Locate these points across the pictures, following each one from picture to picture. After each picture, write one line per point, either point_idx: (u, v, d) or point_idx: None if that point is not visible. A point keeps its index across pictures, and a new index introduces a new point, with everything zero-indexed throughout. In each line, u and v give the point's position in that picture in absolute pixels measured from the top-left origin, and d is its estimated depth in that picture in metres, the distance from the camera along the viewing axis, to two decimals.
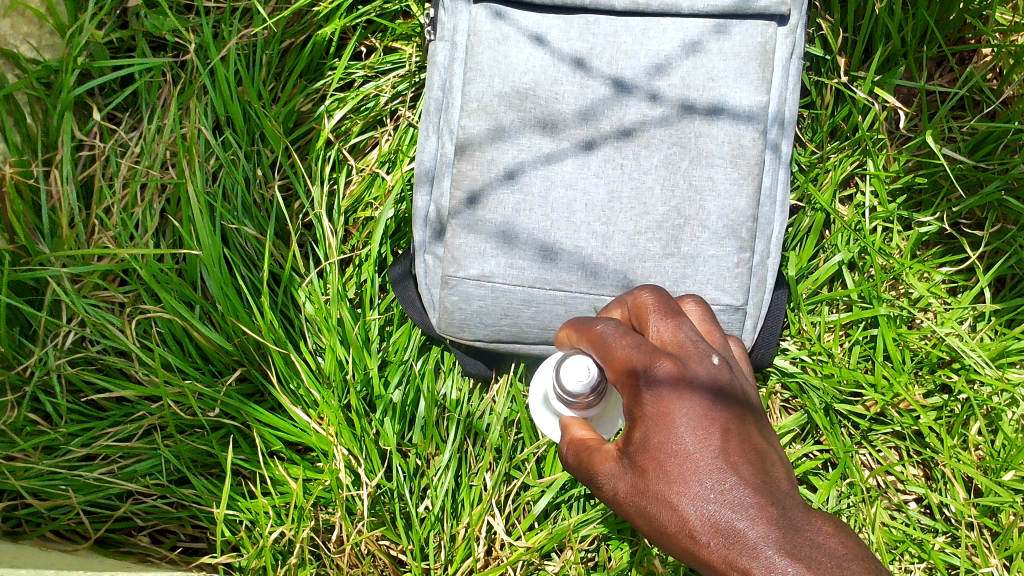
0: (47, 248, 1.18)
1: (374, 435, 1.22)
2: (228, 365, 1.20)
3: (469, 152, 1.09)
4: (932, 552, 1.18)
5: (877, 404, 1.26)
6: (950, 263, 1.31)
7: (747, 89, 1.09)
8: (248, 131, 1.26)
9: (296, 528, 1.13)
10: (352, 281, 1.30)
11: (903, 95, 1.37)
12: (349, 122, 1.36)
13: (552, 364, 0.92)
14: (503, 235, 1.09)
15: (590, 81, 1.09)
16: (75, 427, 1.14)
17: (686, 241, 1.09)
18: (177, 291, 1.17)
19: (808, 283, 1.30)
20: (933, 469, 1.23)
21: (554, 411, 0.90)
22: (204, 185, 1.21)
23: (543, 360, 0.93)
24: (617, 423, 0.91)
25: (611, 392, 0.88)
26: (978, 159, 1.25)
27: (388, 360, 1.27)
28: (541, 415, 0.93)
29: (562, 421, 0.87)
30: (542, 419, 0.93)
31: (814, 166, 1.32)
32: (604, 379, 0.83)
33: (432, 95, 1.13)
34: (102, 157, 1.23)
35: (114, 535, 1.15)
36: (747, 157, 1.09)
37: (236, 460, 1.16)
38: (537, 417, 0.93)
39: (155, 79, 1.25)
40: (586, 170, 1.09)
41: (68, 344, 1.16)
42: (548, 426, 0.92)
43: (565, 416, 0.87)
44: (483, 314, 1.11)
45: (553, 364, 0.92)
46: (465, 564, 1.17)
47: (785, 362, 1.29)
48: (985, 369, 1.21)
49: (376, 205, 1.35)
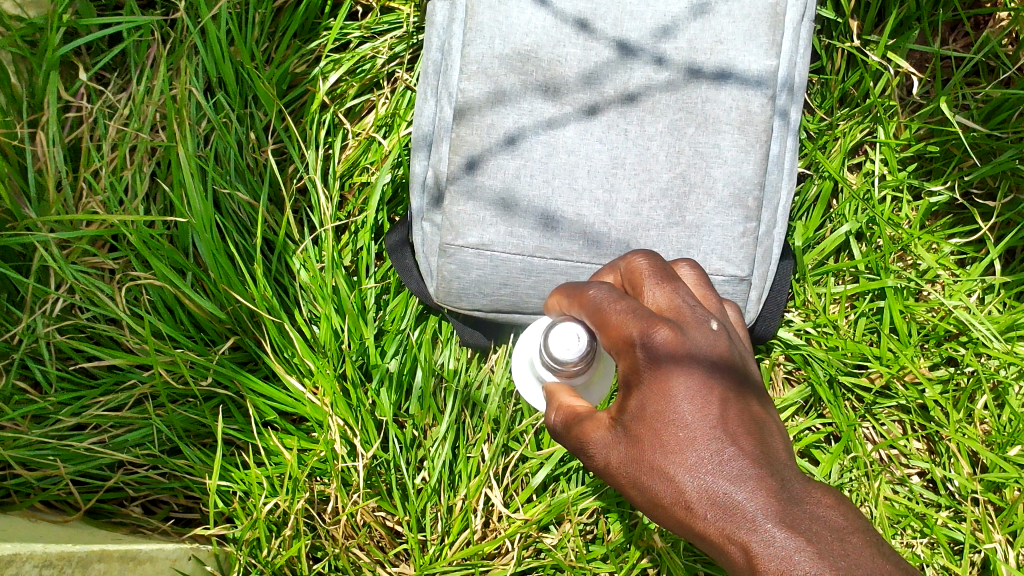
0: (33, 212, 1.14)
1: (370, 405, 1.20)
2: (221, 334, 1.18)
3: (468, 116, 1.05)
4: (935, 527, 1.16)
5: (883, 377, 1.23)
6: (961, 234, 1.28)
7: (756, 52, 1.05)
8: (241, 93, 1.23)
9: (290, 500, 1.12)
10: (348, 248, 1.27)
11: (915, 60, 1.33)
12: (345, 84, 1.32)
13: (539, 330, 0.89)
14: (503, 202, 1.06)
15: (593, 43, 1.05)
16: (65, 397, 1.11)
17: (691, 210, 1.06)
18: (168, 257, 1.14)
19: (815, 253, 1.28)
20: (937, 444, 1.22)
21: (539, 377, 0.88)
22: (195, 149, 1.18)
23: (531, 326, 0.91)
24: (605, 390, 0.88)
25: (601, 359, 0.85)
26: (991, 128, 1.21)
27: (385, 330, 1.25)
28: (526, 386, 0.90)
29: (547, 389, 0.83)
30: (528, 387, 0.90)
31: (823, 133, 1.29)
32: (594, 348, 0.79)
33: (430, 56, 1.10)
34: (90, 119, 1.19)
35: (106, 506, 1.13)
36: (755, 123, 1.06)
37: (228, 430, 1.15)
38: (523, 387, 0.91)
39: (144, 37, 1.21)
40: (589, 135, 1.06)
41: (57, 311, 1.13)
42: (533, 397, 0.90)
43: (550, 384, 0.83)
44: (482, 283, 1.08)
45: (541, 332, 0.90)
46: (461, 537, 1.17)
47: (789, 334, 1.27)
48: (993, 343, 1.18)
49: (372, 170, 1.32)
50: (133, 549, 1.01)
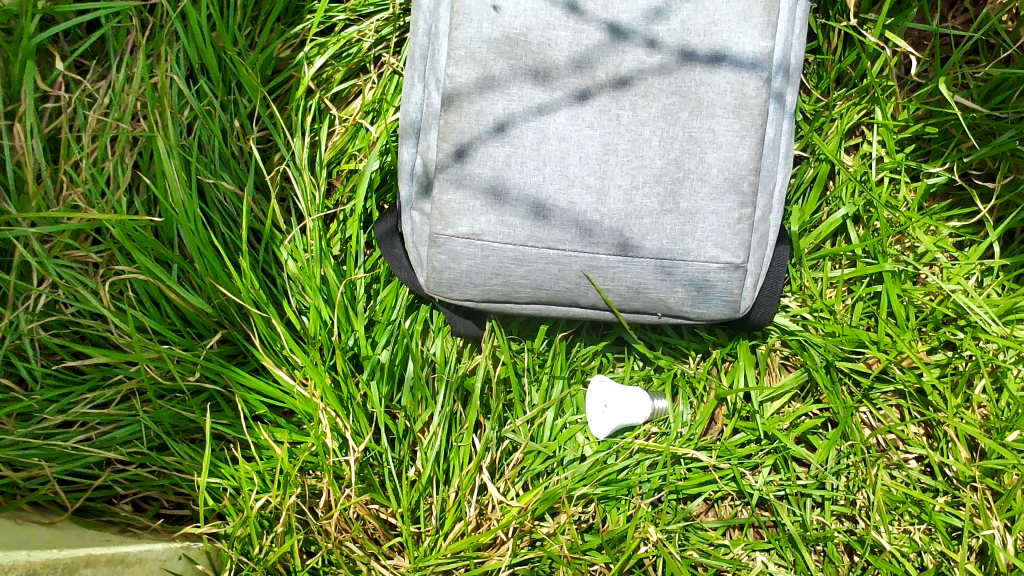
0: (13, 207, 1.12)
1: (362, 397, 1.18)
2: (209, 328, 1.16)
3: (456, 103, 1.03)
4: (932, 513, 1.15)
5: (879, 362, 1.21)
6: (959, 216, 1.26)
7: (751, 34, 1.01)
8: (224, 80, 1.20)
9: (282, 495, 1.09)
10: (337, 237, 1.25)
11: (914, 39, 1.30)
12: (331, 69, 1.29)
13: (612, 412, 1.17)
14: (493, 191, 1.04)
15: (584, 26, 1.02)
16: (50, 395, 1.09)
17: (685, 197, 1.04)
18: (152, 250, 1.12)
19: (810, 238, 1.26)
20: (935, 428, 1.20)
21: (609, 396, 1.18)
22: (178, 139, 1.15)
23: (624, 415, 1.17)
24: (627, 413, 1.17)
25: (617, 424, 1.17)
26: (991, 108, 1.19)
27: (376, 320, 1.24)
28: (594, 411, 1.18)
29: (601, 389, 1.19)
30: (606, 390, 1.18)
31: (819, 114, 1.27)
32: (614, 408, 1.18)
33: (416, 40, 1.07)
34: (68, 109, 1.15)
35: (94, 505, 1.11)
36: (751, 107, 1.03)
37: (218, 426, 1.13)
38: (589, 414, 1.19)
39: (123, 24, 1.17)
40: (580, 121, 1.03)
41: (39, 308, 1.10)
42: (601, 422, 1.17)
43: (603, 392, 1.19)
44: (473, 273, 1.07)
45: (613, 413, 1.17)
46: (455, 529, 1.15)
47: (785, 320, 1.25)
48: (992, 327, 1.17)
49: (360, 157, 1.29)
50: (121, 551, 0.99)
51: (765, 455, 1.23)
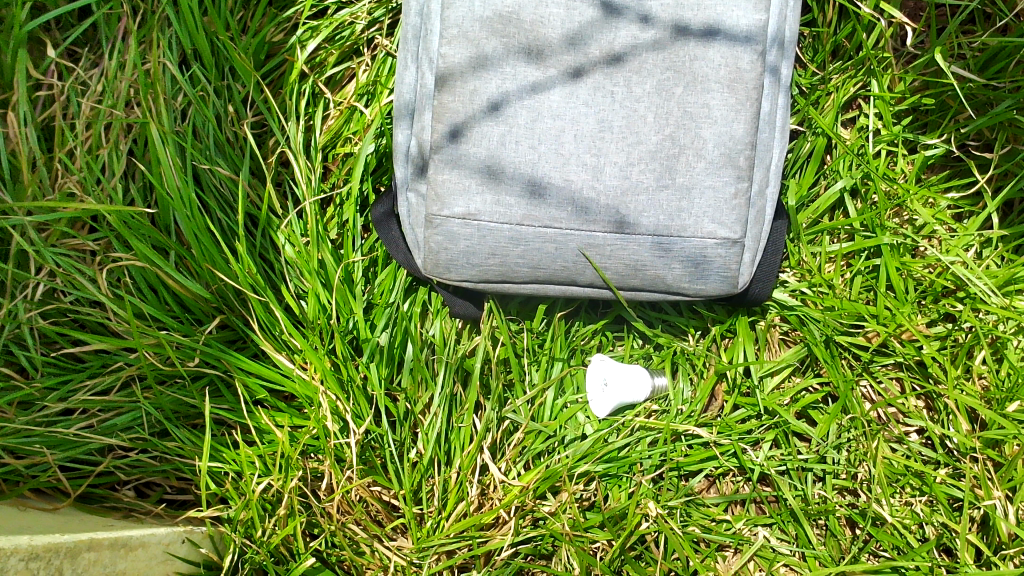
0: (9, 196, 1.12)
1: (362, 380, 1.18)
2: (207, 313, 1.16)
3: (449, 83, 1.03)
4: (933, 485, 1.15)
5: (879, 336, 1.21)
6: (958, 188, 1.26)
7: (745, 7, 1.00)
8: (217, 65, 1.20)
9: (284, 478, 1.10)
10: (334, 221, 1.25)
11: (909, 10, 1.29)
12: (324, 52, 1.28)
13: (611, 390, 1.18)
14: (488, 170, 1.03)
15: (576, 3, 1.01)
16: (51, 382, 1.09)
17: (681, 172, 1.04)
18: (149, 236, 1.12)
19: (808, 213, 1.26)
20: (936, 401, 1.20)
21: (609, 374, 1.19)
22: (172, 125, 1.15)
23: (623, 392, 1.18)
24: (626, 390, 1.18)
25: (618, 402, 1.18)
26: (988, 78, 1.18)
27: (374, 303, 1.24)
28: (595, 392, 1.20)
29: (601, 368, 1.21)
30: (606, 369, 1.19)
31: (815, 88, 1.26)
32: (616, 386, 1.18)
33: (408, 20, 1.06)
34: (61, 96, 1.15)
35: (97, 492, 1.12)
36: (745, 81, 1.02)
37: (219, 411, 1.14)
38: (590, 393, 1.21)
39: (114, 10, 1.16)
40: (575, 99, 1.02)
41: (38, 296, 1.10)
42: (601, 401, 1.18)
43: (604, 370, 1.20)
44: (470, 254, 1.07)
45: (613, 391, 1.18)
46: (458, 509, 1.16)
47: (784, 295, 1.25)
48: (992, 298, 1.16)
49: (354, 140, 1.29)
50: (124, 535, 0.99)
51: (766, 430, 1.23)
